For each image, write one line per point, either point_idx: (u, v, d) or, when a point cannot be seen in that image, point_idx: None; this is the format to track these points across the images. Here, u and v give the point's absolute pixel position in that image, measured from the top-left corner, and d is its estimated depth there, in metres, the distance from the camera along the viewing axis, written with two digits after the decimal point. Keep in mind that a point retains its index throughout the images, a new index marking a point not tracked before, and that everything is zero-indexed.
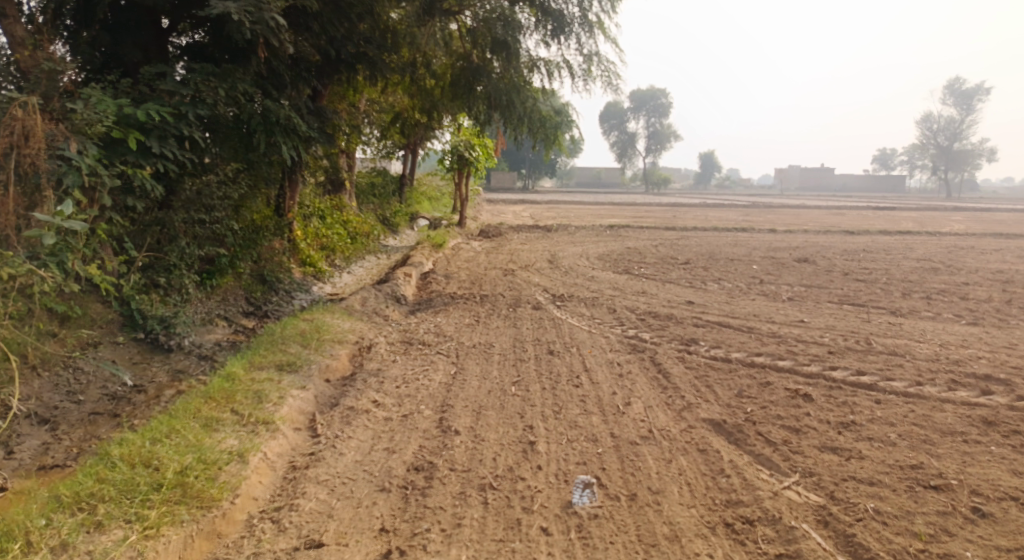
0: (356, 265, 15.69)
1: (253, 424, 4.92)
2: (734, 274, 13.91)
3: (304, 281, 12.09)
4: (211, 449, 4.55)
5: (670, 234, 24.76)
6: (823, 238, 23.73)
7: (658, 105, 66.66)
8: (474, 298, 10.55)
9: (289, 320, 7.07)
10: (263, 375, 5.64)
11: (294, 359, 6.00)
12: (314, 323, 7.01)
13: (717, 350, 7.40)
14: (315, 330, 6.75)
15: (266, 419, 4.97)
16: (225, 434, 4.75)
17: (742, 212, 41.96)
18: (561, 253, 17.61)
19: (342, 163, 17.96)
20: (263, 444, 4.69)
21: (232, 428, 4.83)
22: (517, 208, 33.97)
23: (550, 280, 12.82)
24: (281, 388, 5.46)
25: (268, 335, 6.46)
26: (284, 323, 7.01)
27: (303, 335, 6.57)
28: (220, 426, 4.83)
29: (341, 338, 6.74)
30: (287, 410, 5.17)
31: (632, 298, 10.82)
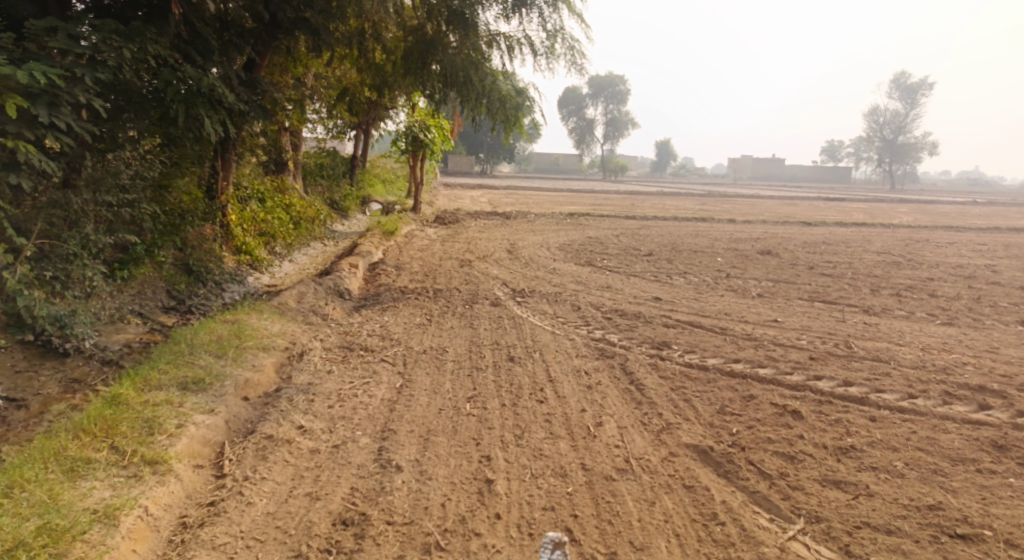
0: (299, 252, 14.93)
1: (136, 466, 4.11)
2: (700, 267, 13.38)
3: (238, 271, 11.36)
4: (68, 509, 3.69)
5: (629, 223, 24.25)
6: (782, 229, 23.42)
7: (616, 92, 66.19)
8: (427, 293, 9.75)
9: (206, 323, 6.19)
10: (161, 397, 4.77)
11: (203, 375, 5.12)
12: (236, 326, 6.13)
13: (690, 356, 6.77)
14: (234, 335, 5.90)
15: (155, 458, 4.18)
16: (94, 484, 3.91)
17: (700, 201, 41.82)
18: (520, 242, 16.87)
19: (286, 141, 17.03)
20: (141, 498, 3.89)
21: (104, 473, 4.00)
22: (474, 193, 33.12)
23: (510, 273, 12.11)
24: (181, 414, 4.63)
25: (175, 343, 5.55)
26: (200, 327, 6.09)
27: (219, 341, 5.71)
28: (88, 472, 3.98)
29: (266, 347, 5.87)
30: (184, 445, 4.38)
31: (596, 295, 10.17)
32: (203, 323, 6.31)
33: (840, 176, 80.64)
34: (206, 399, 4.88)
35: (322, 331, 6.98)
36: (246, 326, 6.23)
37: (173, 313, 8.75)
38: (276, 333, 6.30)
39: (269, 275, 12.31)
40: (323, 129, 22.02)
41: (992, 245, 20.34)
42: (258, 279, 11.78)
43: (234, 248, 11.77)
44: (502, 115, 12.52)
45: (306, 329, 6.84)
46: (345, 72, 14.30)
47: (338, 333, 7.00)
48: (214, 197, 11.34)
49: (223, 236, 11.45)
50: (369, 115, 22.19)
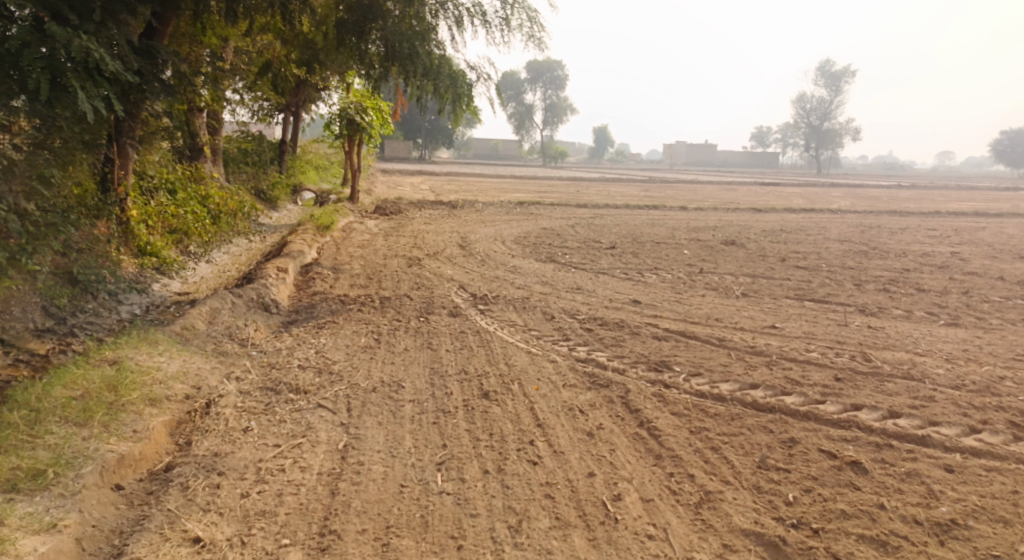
0: (219, 251, 13.44)
1: None
2: (670, 263, 12.32)
3: (139, 279, 9.93)
4: None
5: (580, 211, 23.12)
6: (737, 216, 22.64)
7: (553, 77, 65.14)
8: (371, 303, 8.36)
9: (76, 368, 4.83)
10: None
11: (45, 464, 3.75)
12: (107, 378, 4.70)
13: (697, 382, 5.63)
14: (109, 387, 4.56)
15: None
16: None
17: (643, 187, 41.14)
18: (470, 236, 15.53)
19: (199, 122, 15.42)
20: None
21: None
22: (414, 180, 31.53)
23: (465, 273, 10.84)
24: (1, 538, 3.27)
25: (18, 407, 4.15)
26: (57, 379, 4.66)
27: (83, 403, 4.34)
28: None
29: (149, 405, 4.55)
30: None
31: (565, 300, 8.96)
32: (70, 368, 4.92)
33: (774, 160, 81.74)
34: (46, 505, 3.55)
35: (236, 367, 5.56)
36: (126, 375, 4.81)
37: (48, 337, 7.54)
38: (169, 382, 4.91)
39: (194, 276, 11.35)
40: (247, 111, 20.20)
41: (945, 230, 20.00)
42: (164, 283, 10.42)
43: (136, 250, 10.58)
44: (452, 96, 11.35)
45: (215, 370, 5.40)
46: (253, 36, 12.71)
47: (258, 370, 5.57)
48: (109, 189, 10.29)
49: (120, 238, 10.29)
50: (297, 96, 20.53)
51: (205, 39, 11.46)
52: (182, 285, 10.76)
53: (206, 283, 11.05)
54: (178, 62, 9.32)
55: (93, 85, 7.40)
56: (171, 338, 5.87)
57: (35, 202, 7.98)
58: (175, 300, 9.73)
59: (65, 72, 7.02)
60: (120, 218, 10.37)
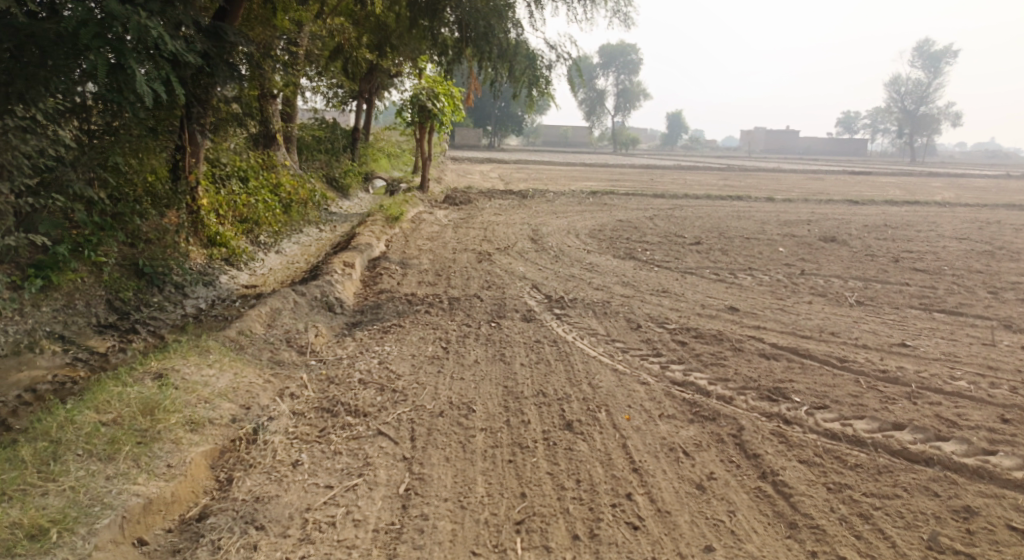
0: (288, 241, 13.05)
1: None
2: (763, 262, 11.25)
3: (206, 270, 9.41)
4: None
5: (659, 202, 22.03)
6: (829, 209, 21.05)
7: (628, 61, 63.37)
8: (439, 303, 7.70)
9: (111, 388, 4.25)
10: None
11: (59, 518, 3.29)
12: (143, 401, 4.14)
13: (825, 419, 4.73)
14: (144, 412, 4.04)
15: None
16: None
17: (722, 175, 39.35)
18: (543, 228, 14.77)
19: (272, 109, 15.17)
20: None
21: None
22: (484, 167, 30.93)
23: (539, 271, 10.09)
24: None
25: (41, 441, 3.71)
26: (91, 397, 4.12)
27: (111, 435, 3.82)
28: None
29: (187, 435, 4.01)
30: None
31: (650, 305, 8.08)
32: (110, 384, 4.39)
33: (861, 148, 77.54)
34: None
35: (289, 380, 4.96)
36: (167, 394, 4.22)
37: (110, 333, 7.01)
38: (214, 402, 4.32)
39: (263, 268, 10.93)
40: (320, 97, 19.92)
41: None
42: (232, 274, 9.99)
43: (206, 240, 10.17)
44: (528, 79, 10.70)
45: (267, 385, 4.80)
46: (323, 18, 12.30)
47: (314, 384, 4.93)
48: (179, 177, 9.93)
49: (190, 229, 9.93)
50: (370, 83, 20.21)
51: (277, 18, 11.10)
52: (251, 277, 10.33)
53: (274, 275, 10.63)
54: (247, 45, 8.90)
55: (154, 67, 6.94)
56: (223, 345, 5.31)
57: (100, 193, 7.70)
58: (242, 291, 9.31)
59: (127, 54, 6.48)
60: (190, 207, 10.07)
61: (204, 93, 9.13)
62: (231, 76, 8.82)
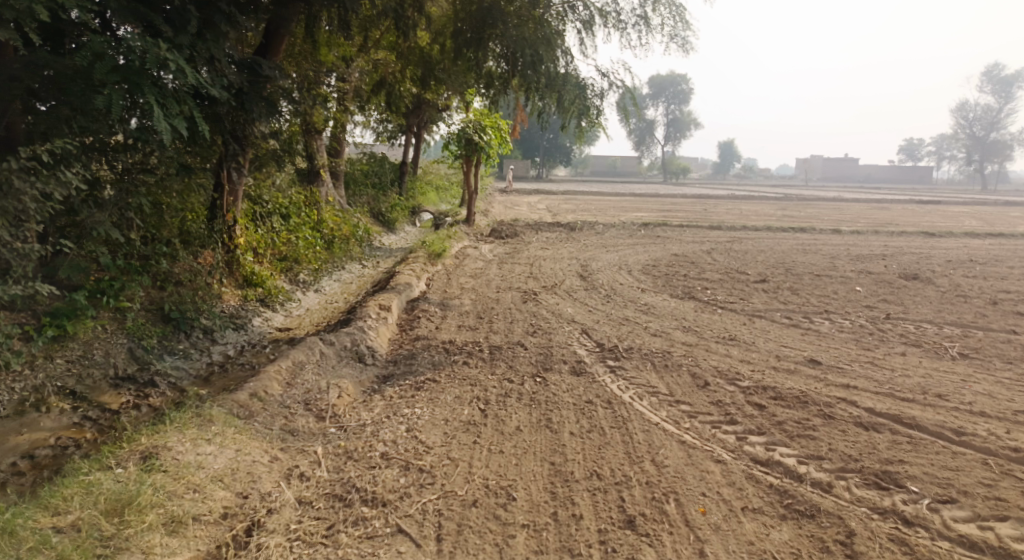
0: (330, 279, 12.56)
1: None
2: (838, 303, 10.26)
3: (237, 313, 8.86)
4: None
5: (716, 234, 21.05)
6: (901, 241, 19.67)
7: (680, 91, 62.44)
8: (480, 353, 6.99)
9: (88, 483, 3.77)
10: None
11: None
12: (122, 496, 3.63)
13: (955, 519, 3.86)
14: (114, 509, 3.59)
15: None
16: None
17: (778, 205, 37.90)
18: (592, 263, 14.00)
19: (318, 144, 14.87)
20: None
21: None
22: (533, 198, 30.36)
23: (590, 313, 9.32)
24: None
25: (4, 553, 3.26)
26: (59, 495, 3.69)
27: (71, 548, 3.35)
28: None
29: (168, 539, 3.51)
30: None
31: (716, 356, 7.20)
32: (94, 472, 3.90)
33: (926, 175, 74.52)
34: None
35: (299, 457, 4.35)
36: (149, 486, 3.74)
37: (127, 386, 6.41)
38: (205, 491, 3.81)
39: (300, 308, 10.40)
40: (367, 130, 19.66)
41: None
42: (266, 316, 9.45)
43: (241, 279, 9.72)
44: (577, 110, 10.12)
45: (271, 470, 4.20)
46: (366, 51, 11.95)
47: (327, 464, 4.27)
48: (216, 216, 9.59)
49: (226, 269, 9.50)
50: (418, 116, 19.92)
51: (319, 51, 10.81)
52: (287, 318, 9.80)
53: (311, 315, 10.09)
54: (283, 79, 8.52)
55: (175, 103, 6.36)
56: (228, 418, 4.72)
57: (128, 236, 7.34)
58: (274, 334, 8.79)
59: (144, 88, 5.96)
60: (225, 245, 9.67)
61: (243, 132, 8.60)
62: (270, 113, 8.33)
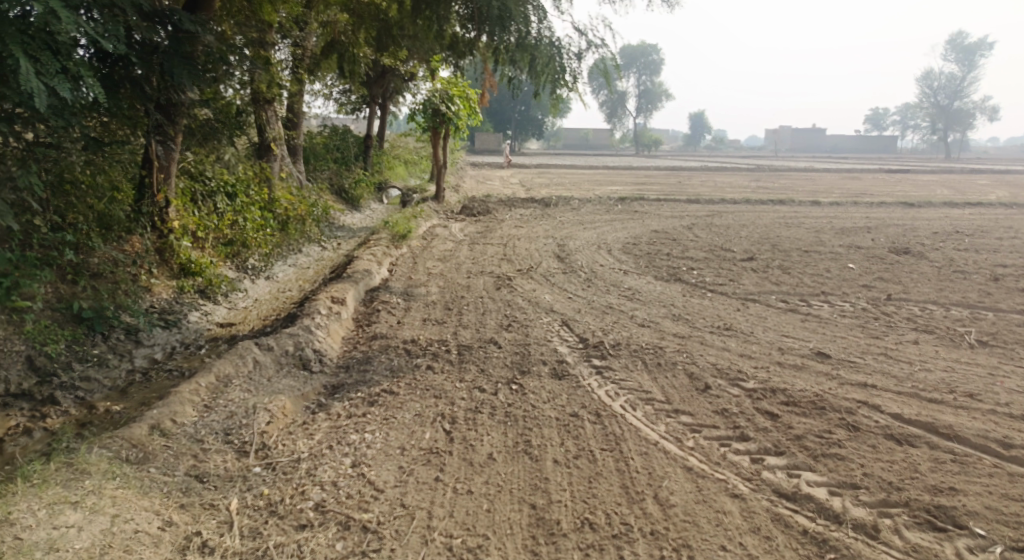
0: (283, 264, 11.51)
1: None
2: (834, 283, 9.53)
3: (171, 309, 7.84)
4: None
5: (695, 208, 20.31)
6: (884, 213, 19.10)
7: (650, 61, 61.54)
8: (446, 354, 6.09)
9: None
10: None
11: None
12: None
13: None
14: None
15: None
16: None
17: (753, 177, 37.35)
18: (569, 242, 13.13)
19: (269, 116, 13.74)
20: None
21: None
22: (504, 173, 29.35)
23: (569, 300, 8.46)
24: None
25: None
26: None
27: None
28: None
29: None
30: None
31: (714, 351, 6.39)
32: None
33: (894, 145, 74.76)
34: None
35: (205, 527, 3.49)
36: None
37: (23, 408, 5.41)
38: None
39: (247, 299, 9.37)
40: (326, 102, 18.50)
41: None
42: (205, 310, 8.42)
43: (176, 269, 8.68)
44: (550, 75, 9.24)
45: (159, 549, 3.33)
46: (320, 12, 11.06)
47: (244, 536, 3.45)
48: (145, 196, 8.60)
49: (157, 257, 8.48)
50: (381, 86, 18.84)
51: (263, 10, 9.86)
52: (230, 311, 8.77)
53: (259, 307, 9.07)
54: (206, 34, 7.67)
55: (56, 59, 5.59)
56: (115, 465, 3.81)
57: (34, 222, 6.38)
58: (210, 332, 7.80)
59: (6, 37, 5.15)
60: (158, 228, 8.65)
61: (160, 89, 7.73)
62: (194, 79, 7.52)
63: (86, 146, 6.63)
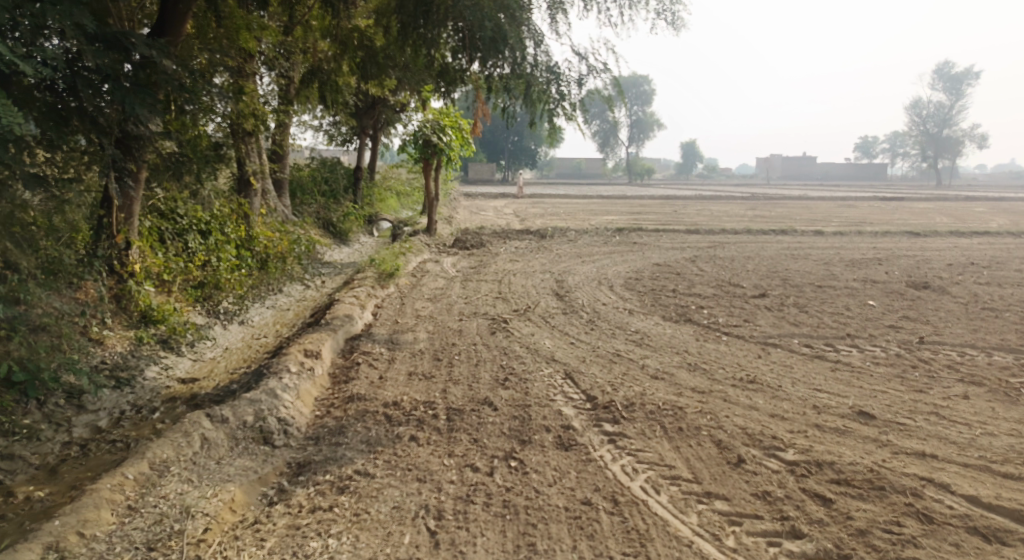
0: (260, 305, 10.69)
1: None
2: (857, 323, 8.78)
3: (125, 362, 7.15)
4: None
5: (695, 239, 19.64)
6: (891, 243, 18.45)
7: (641, 91, 61.54)
8: (434, 420, 5.28)
9: None
10: None
11: None
12: None
13: None
14: None
15: None
16: None
17: (750, 205, 36.83)
18: (568, 278, 12.38)
19: (250, 149, 12.93)
20: None
21: None
22: (498, 203, 28.73)
23: (572, 347, 7.67)
24: None
25: None
26: None
27: None
28: None
29: None
30: None
31: (740, 412, 5.60)
32: None
33: (886, 172, 74.80)
34: None
35: None
36: None
37: None
38: None
39: (216, 347, 8.55)
40: (314, 133, 17.85)
41: None
42: (166, 363, 7.63)
43: (136, 317, 7.98)
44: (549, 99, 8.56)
45: None
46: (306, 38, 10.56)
47: None
48: (103, 237, 7.94)
49: (113, 304, 7.77)
50: (371, 117, 18.23)
51: (241, 36, 9.18)
52: (195, 363, 7.98)
53: (227, 357, 8.27)
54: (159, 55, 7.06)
55: None
56: None
57: None
58: (168, 390, 7.02)
59: None
60: (117, 271, 8.04)
61: (119, 123, 7.16)
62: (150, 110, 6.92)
63: (27, 182, 6.10)
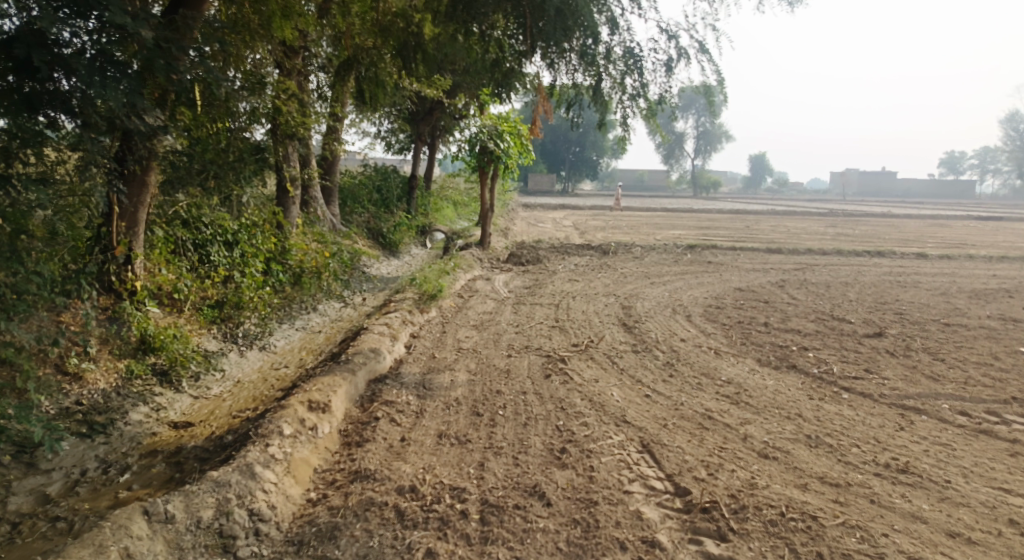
0: (288, 328, 9.34)
1: None
2: (1017, 381, 6.91)
3: (105, 403, 5.86)
4: None
5: (778, 260, 17.69)
6: (1008, 270, 16.15)
7: None
8: (463, 521, 3.80)
9: None
10: None
11: None
12: None
13: None
14: None
15: None
16: None
17: (830, 222, 34.19)
18: (637, 304, 10.72)
19: (294, 153, 11.66)
20: None
21: None
22: (557, 215, 27.24)
23: (650, 402, 6.04)
24: None
25: None
26: None
27: None
28: None
29: None
30: None
31: (901, 529, 3.93)
32: None
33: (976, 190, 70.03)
34: None
35: None
36: None
37: None
38: None
39: (226, 381, 7.11)
40: (367, 138, 16.69)
41: None
42: (160, 402, 6.26)
43: (132, 344, 6.58)
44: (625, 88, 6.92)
45: None
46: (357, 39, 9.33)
47: None
48: (100, 246, 6.77)
49: (103, 328, 6.48)
50: (428, 124, 16.98)
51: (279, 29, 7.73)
52: (196, 401, 6.58)
53: (235, 394, 6.84)
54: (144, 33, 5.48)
55: None
56: None
57: None
58: (152, 439, 5.70)
59: None
60: (114, 289, 6.88)
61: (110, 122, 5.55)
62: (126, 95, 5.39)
63: None
